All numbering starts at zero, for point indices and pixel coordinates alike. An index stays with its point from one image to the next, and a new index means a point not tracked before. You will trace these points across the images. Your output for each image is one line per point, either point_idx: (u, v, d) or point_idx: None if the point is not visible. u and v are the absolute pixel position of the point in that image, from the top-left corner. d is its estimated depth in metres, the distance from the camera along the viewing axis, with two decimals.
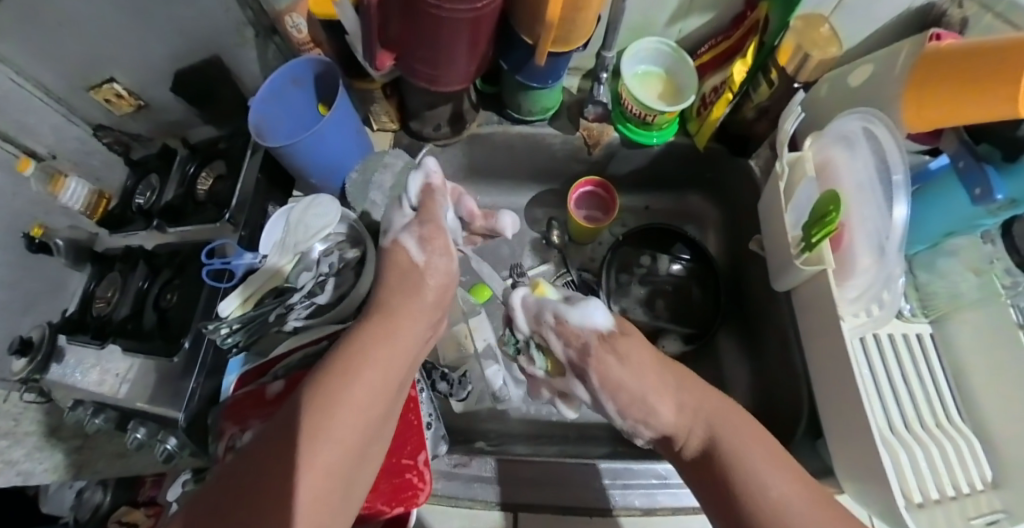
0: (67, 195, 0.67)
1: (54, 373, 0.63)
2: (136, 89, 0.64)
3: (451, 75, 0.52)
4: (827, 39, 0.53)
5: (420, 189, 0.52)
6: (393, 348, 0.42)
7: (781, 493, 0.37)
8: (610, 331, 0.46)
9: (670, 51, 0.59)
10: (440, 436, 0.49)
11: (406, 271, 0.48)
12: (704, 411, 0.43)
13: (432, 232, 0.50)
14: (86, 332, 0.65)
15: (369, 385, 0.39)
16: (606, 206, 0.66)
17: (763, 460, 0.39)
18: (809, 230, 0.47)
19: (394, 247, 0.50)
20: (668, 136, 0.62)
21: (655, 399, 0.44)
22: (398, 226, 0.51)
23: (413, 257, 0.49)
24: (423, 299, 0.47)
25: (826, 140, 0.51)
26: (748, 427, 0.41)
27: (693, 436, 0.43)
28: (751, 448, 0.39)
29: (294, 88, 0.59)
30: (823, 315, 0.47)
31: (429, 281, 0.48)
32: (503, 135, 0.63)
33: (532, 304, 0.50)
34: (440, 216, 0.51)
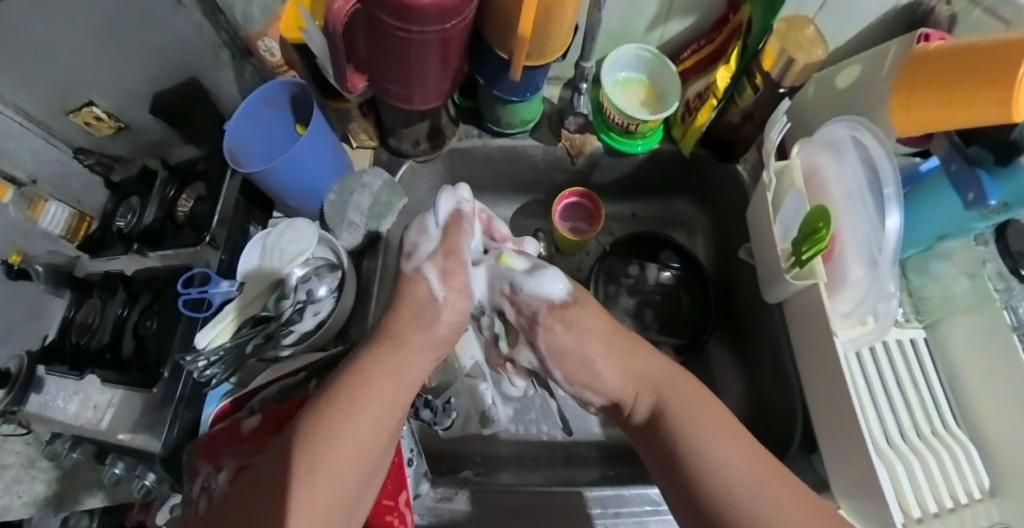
0: (46, 219, 0.64)
1: (32, 405, 0.61)
2: (117, 111, 0.62)
3: (424, 93, 0.51)
4: (811, 41, 0.51)
5: (449, 213, 0.48)
6: (396, 381, 0.40)
7: (730, 463, 0.35)
8: (561, 300, 0.45)
9: (651, 57, 0.58)
10: (422, 474, 0.47)
11: (422, 306, 0.44)
12: (649, 377, 0.42)
13: (454, 268, 0.46)
14: (65, 362, 0.62)
15: (369, 418, 0.37)
16: (591, 216, 0.64)
17: (714, 428, 0.37)
18: (799, 246, 0.46)
19: (414, 276, 0.45)
20: (652, 143, 0.60)
21: (600, 362, 0.43)
22: (421, 252, 0.46)
23: (431, 290, 0.45)
24: (433, 336, 0.44)
25: (814, 146, 0.50)
26: (705, 402, 0.39)
27: (641, 398, 0.42)
28: (697, 414, 0.38)
29: (269, 111, 0.57)
30: (816, 330, 0.46)
31: (441, 320, 0.44)
32: (484, 148, 0.62)
33: (494, 273, 0.48)
34: (463, 247, 0.47)
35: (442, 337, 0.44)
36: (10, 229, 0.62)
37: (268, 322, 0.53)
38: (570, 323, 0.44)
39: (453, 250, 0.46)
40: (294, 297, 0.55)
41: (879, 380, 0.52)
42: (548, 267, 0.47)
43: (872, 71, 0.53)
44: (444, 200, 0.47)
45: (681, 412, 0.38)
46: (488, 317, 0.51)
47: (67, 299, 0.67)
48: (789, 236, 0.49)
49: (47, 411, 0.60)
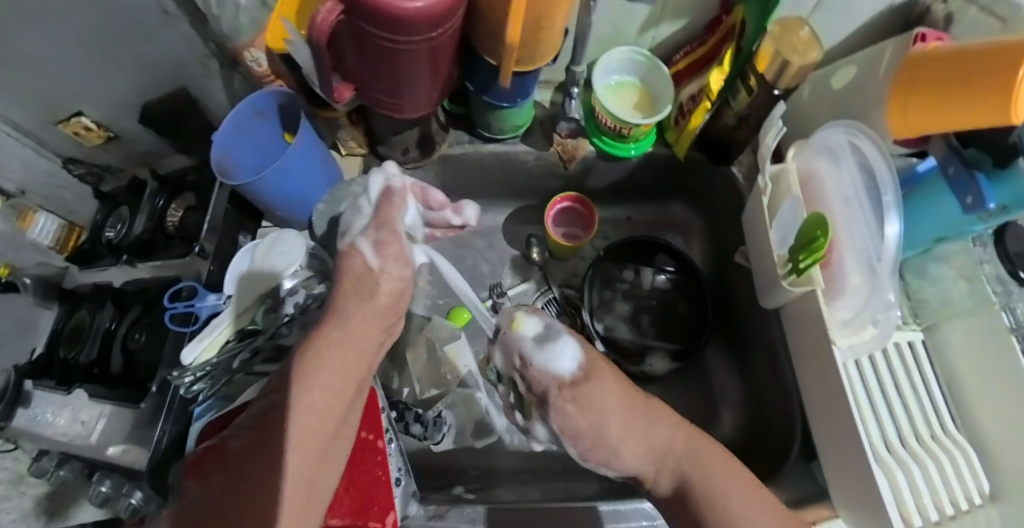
0: (36, 230, 0.63)
1: (19, 421, 0.57)
2: (108, 121, 0.61)
3: (413, 102, 0.50)
4: (806, 43, 0.50)
5: (380, 190, 0.50)
6: (345, 351, 0.42)
7: (749, 521, 0.39)
8: (572, 377, 0.44)
9: (643, 61, 0.57)
10: (410, 494, 0.47)
11: (360, 277, 0.46)
12: (674, 452, 0.43)
13: (388, 239, 0.48)
14: (53, 377, 0.61)
15: (335, 373, 0.41)
16: (585, 222, 0.63)
17: (743, 498, 0.40)
18: (797, 254, 0.44)
19: (348, 251, 0.47)
20: (646, 147, 0.59)
21: (617, 447, 0.43)
22: (356, 229, 0.49)
23: (368, 262, 0.47)
24: (377, 304, 0.46)
25: (812, 151, 0.50)
26: (723, 462, 0.42)
27: (663, 474, 0.43)
28: (728, 486, 0.40)
29: (257, 120, 0.57)
30: (812, 339, 0.46)
31: (382, 287, 0.47)
32: (475, 155, 0.61)
33: (509, 339, 0.46)
34: (397, 220, 0.49)
35: (387, 308, 0.47)
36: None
37: (254, 336, 0.52)
38: (586, 403, 0.43)
39: (384, 226, 0.48)
40: (282, 311, 0.54)
41: (876, 385, 0.51)
42: (562, 332, 0.45)
43: (869, 71, 0.52)
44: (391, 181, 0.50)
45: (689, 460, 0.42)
46: (504, 382, 0.50)
47: (58, 311, 0.66)
48: (786, 242, 0.48)
49: (36, 427, 0.57)
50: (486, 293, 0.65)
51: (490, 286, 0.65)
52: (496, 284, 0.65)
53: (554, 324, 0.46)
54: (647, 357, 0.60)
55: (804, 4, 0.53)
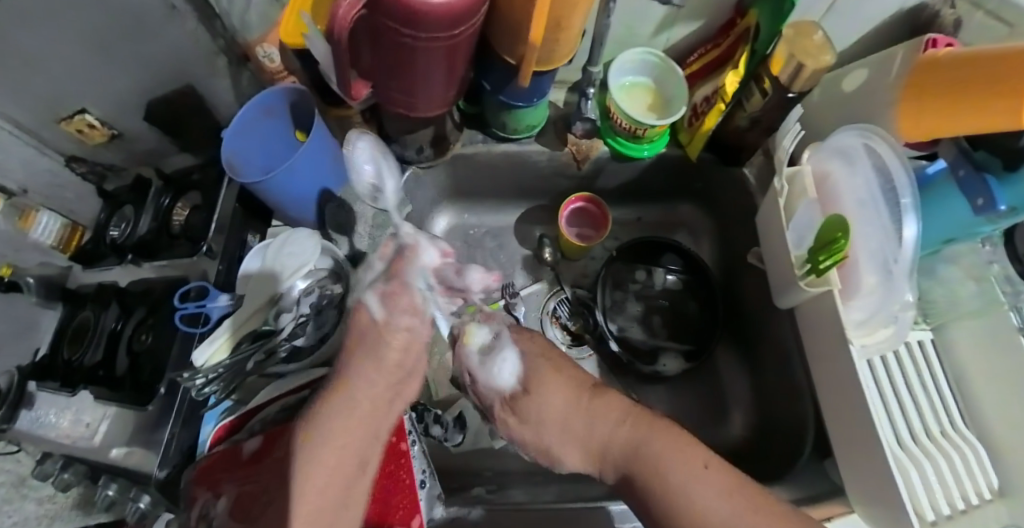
0: (38, 230, 0.62)
1: (23, 422, 0.58)
2: (111, 119, 0.59)
3: (429, 100, 0.49)
4: (819, 47, 0.50)
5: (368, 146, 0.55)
6: (354, 405, 0.39)
7: (700, 502, 0.35)
8: (512, 390, 0.46)
9: (657, 61, 0.58)
10: (435, 497, 0.47)
11: (363, 334, 0.41)
12: (611, 452, 0.41)
13: (397, 291, 0.42)
14: (56, 379, 0.60)
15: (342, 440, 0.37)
16: (597, 222, 0.63)
17: (682, 470, 0.37)
18: (816, 255, 0.45)
19: (355, 308, 0.43)
20: (659, 148, 0.60)
21: (558, 449, 0.44)
22: (365, 283, 0.44)
23: (373, 315, 0.42)
24: (383, 362, 0.41)
25: (825, 152, 0.50)
26: (672, 440, 0.39)
27: (605, 471, 0.42)
28: (667, 460, 0.37)
29: (268, 118, 0.56)
30: (827, 339, 0.46)
31: (389, 343, 0.42)
32: (488, 154, 0.61)
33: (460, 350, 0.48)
34: (411, 266, 0.43)
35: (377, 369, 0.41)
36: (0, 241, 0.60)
37: (269, 337, 0.51)
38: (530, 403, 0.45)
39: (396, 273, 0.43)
40: (296, 311, 0.54)
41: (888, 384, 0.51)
42: (507, 345, 0.48)
43: (880, 74, 0.53)
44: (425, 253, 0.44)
45: (629, 433, 0.40)
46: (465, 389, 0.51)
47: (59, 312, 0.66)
48: (803, 244, 0.49)
49: (38, 428, 0.57)
50: None
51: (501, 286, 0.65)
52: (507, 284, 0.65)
53: (505, 333, 0.49)
54: (659, 357, 0.60)
55: (816, 7, 0.54)
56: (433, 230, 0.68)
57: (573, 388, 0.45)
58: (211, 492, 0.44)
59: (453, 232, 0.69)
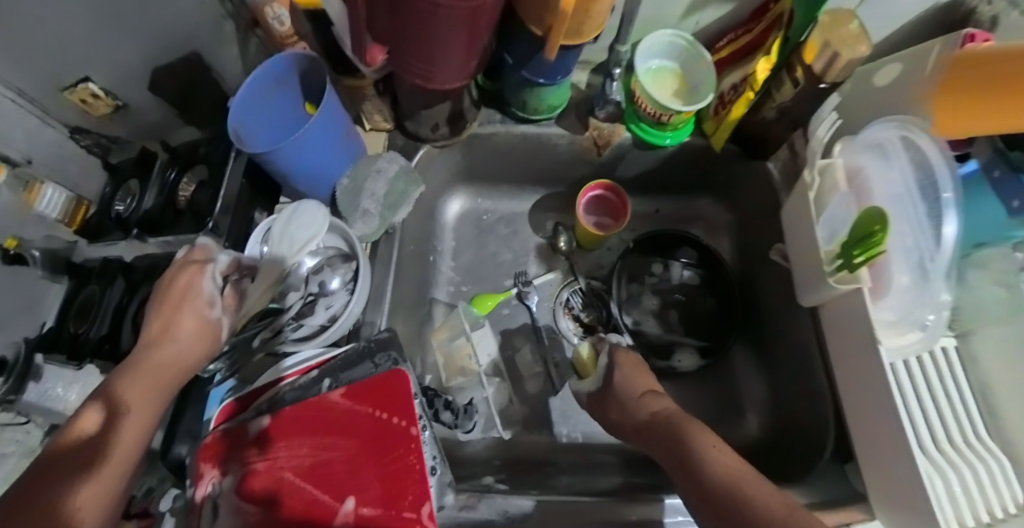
0: (43, 204, 0.58)
1: (30, 395, 0.54)
2: (114, 88, 0.56)
3: (446, 71, 0.48)
4: (856, 36, 0.48)
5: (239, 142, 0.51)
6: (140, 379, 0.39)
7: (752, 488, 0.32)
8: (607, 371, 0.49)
9: (685, 45, 0.56)
10: (447, 485, 0.44)
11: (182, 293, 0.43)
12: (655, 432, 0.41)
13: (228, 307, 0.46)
14: (63, 352, 0.57)
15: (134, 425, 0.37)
16: (616, 212, 0.61)
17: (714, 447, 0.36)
18: (850, 251, 0.42)
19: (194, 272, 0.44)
20: (682, 136, 0.58)
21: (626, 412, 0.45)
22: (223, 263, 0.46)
23: (203, 286, 0.44)
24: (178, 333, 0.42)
25: (857, 146, 0.48)
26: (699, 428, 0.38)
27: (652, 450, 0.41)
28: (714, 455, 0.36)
29: (276, 89, 0.54)
30: (853, 339, 0.44)
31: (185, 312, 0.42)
32: (505, 136, 0.59)
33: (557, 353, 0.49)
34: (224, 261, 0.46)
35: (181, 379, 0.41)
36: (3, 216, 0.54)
37: (276, 315, 0.51)
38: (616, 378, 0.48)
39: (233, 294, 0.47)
40: (306, 289, 0.53)
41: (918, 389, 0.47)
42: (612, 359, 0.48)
43: (914, 67, 0.50)
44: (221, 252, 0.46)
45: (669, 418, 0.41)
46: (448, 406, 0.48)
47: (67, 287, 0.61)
48: (833, 238, 0.47)
49: (48, 402, 0.54)
50: (509, 280, 0.64)
51: (514, 274, 0.64)
52: (520, 272, 0.64)
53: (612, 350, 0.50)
54: (675, 354, 0.58)
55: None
56: (445, 214, 0.66)
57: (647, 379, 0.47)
58: (219, 471, 0.44)
59: (466, 217, 0.67)
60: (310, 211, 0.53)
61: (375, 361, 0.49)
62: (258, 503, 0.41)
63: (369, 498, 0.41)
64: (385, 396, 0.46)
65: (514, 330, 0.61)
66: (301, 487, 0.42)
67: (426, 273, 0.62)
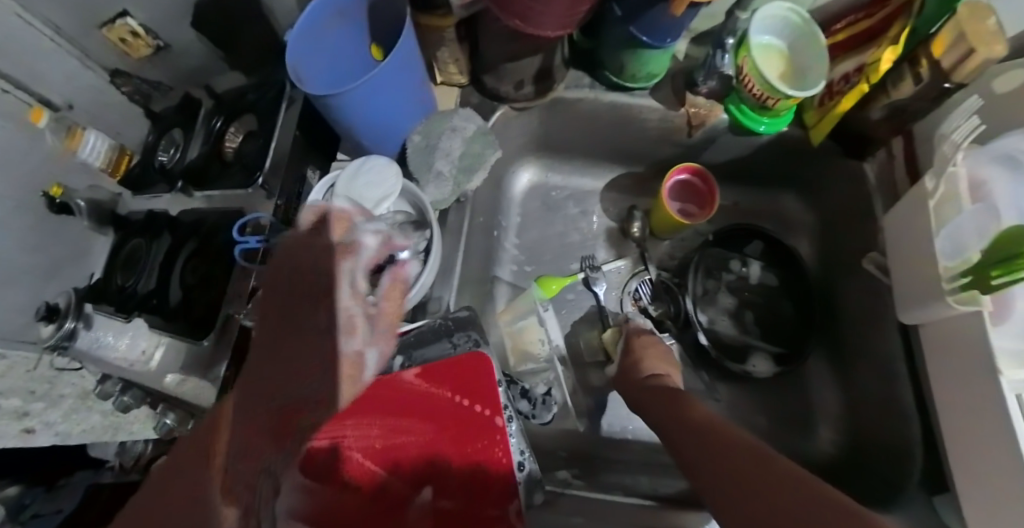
0: (86, 151, 0.55)
1: (83, 343, 0.48)
2: (154, 25, 0.53)
3: (546, 13, 0.42)
4: (992, 34, 0.42)
5: (296, 80, 0.47)
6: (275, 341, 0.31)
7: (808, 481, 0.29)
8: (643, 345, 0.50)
9: (798, 22, 0.52)
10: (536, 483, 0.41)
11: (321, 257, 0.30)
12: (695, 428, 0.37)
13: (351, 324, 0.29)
14: (112, 304, 0.53)
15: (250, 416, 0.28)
16: (703, 200, 0.56)
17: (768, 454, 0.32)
18: (975, 269, 0.39)
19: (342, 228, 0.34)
20: (780, 125, 0.53)
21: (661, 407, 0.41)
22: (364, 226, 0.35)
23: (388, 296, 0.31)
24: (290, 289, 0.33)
25: (986, 156, 0.45)
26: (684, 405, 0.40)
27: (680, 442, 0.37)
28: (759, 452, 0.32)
29: (339, 22, 0.50)
30: (964, 363, 0.42)
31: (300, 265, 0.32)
32: (593, 102, 0.54)
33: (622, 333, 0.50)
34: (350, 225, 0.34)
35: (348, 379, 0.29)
36: (42, 160, 0.51)
37: None
38: (635, 366, 0.47)
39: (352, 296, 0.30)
40: None
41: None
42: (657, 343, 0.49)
43: None
44: (365, 232, 0.33)
45: (668, 391, 0.42)
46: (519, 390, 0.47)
47: (114, 238, 0.58)
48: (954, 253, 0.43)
49: (97, 351, 0.48)
50: (575, 264, 0.61)
51: (581, 258, 0.60)
52: (588, 256, 0.60)
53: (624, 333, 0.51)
54: (749, 357, 0.55)
55: None
56: (514, 187, 0.62)
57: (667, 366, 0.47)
58: None
59: (535, 192, 0.63)
60: (378, 169, 0.50)
61: (452, 340, 0.45)
62: (323, 481, 0.39)
63: (449, 491, 0.39)
64: (468, 383, 0.43)
65: (578, 315, 0.59)
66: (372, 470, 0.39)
67: (491, 249, 0.59)
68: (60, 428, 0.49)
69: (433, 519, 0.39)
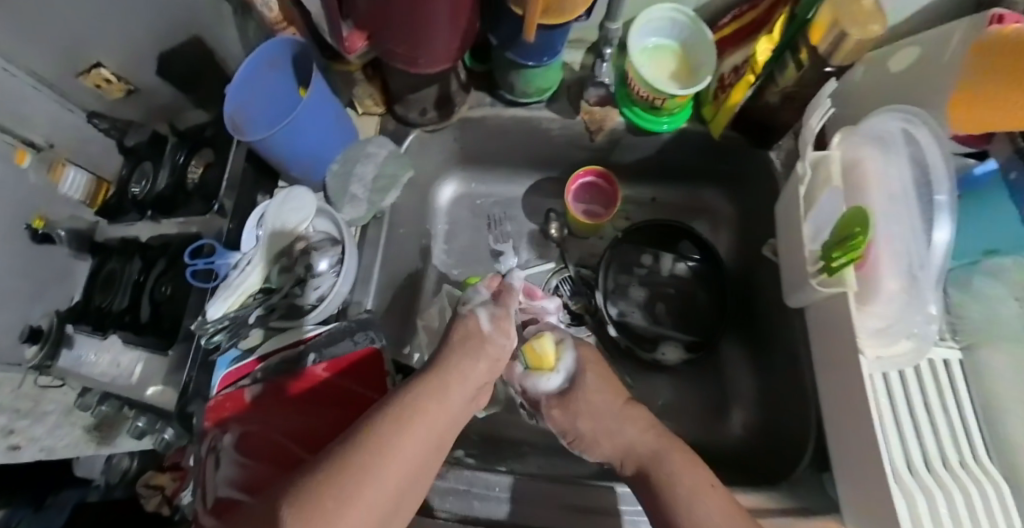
0: (67, 184, 0.64)
1: (64, 360, 0.61)
2: (126, 72, 0.60)
3: (431, 54, 0.48)
4: (871, 14, 0.42)
5: (230, 124, 0.51)
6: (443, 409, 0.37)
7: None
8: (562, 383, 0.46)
9: (687, 21, 0.52)
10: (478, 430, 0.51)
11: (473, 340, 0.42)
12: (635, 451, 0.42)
13: (504, 313, 0.44)
14: (89, 322, 0.63)
15: (417, 443, 0.34)
16: (608, 199, 0.61)
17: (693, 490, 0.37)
18: (831, 251, 0.41)
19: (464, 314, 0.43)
20: (680, 121, 0.56)
21: (591, 436, 0.44)
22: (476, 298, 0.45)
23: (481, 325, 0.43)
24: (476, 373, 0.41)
25: (858, 138, 0.44)
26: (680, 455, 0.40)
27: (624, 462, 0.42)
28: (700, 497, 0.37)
29: (271, 72, 0.54)
30: (836, 345, 0.42)
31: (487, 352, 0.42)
32: (497, 119, 0.59)
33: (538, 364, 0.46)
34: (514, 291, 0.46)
35: (496, 350, 0.43)
36: (31, 195, 0.60)
37: (269, 295, 0.53)
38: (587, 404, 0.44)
39: (506, 301, 0.44)
40: (296, 271, 0.54)
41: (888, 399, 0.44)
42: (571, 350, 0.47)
43: (938, 53, 0.41)
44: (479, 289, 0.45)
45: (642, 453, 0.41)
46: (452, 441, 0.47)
47: (91, 263, 0.66)
48: (820, 237, 0.44)
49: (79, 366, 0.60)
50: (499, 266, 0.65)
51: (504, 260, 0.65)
52: (511, 258, 0.65)
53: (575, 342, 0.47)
54: (659, 346, 0.58)
55: None
56: (440, 199, 0.67)
57: (613, 389, 0.45)
58: (220, 430, 0.50)
59: (461, 201, 0.68)
60: (297, 196, 0.55)
61: (354, 338, 0.53)
62: (254, 458, 0.48)
63: None
64: (362, 369, 0.54)
65: None
66: (289, 446, 0.49)
67: (418, 256, 0.64)
68: (44, 442, 0.60)
69: None
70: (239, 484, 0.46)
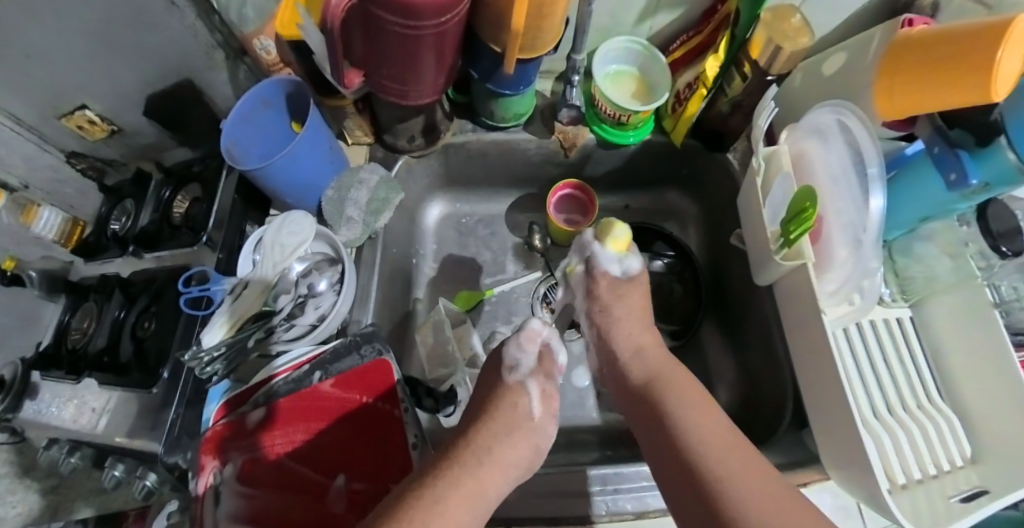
0: (40, 224, 0.62)
1: (27, 412, 0.58)
2: (110, 115, 0.61)
3: (419, 89, 0.52)
4: (797, 30, 0.51)
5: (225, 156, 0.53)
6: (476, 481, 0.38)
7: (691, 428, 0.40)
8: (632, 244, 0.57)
9: (641, 49, 0.60)
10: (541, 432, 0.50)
11: (519, 418, 0.44)
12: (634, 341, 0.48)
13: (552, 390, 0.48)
14: (61, 368, 0.60)
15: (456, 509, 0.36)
16: (586, 208, 0.66)
17: (678, 396, 0.42)
18: (787, 227, 0.47)
19: (516, 388, 0.46)
20: (644, 134, 0.63)
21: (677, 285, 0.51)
22: (523, 367, 0.48)
23: (532, 411, 0.45)
24: (513, 456, 0.42)
25: (801, 132, 0.51)
26: (688, 387, 0.43)
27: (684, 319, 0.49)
28: (685, 400, 0.42)
29: (264, 110, 0.57)
30: (803, 313, 0.48)
31: (531, 435, 0.44)
32: (478, 143, 0.64)
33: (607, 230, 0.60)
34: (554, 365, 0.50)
35: (540, 433, 0.45)
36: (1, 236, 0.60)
37: (270, 317, 0.53)
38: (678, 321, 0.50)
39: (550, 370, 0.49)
40: (296, 291, 0.56)
41: (852, 356, 0.50)
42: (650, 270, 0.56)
43: (858, 57, 0.51)
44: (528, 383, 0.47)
45: (649, 378, 0.45)
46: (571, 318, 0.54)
47: (61, 305, 0.65)
48: (776, 219, 0.51)
49: (43, 418, 0.57)
50: (489, 279, 0.69)
51: (493, 272, 0.69)
52: (499, 269, 0.69)
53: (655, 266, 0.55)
54: None
55: None
56: (427, 219, 0.71)
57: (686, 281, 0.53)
58: (219, 461, 0.48)
59: (447, 220, 0.72)
60: (290, 226, 0.56)
61: (361, 352, 0.54)
62: (260, 487, 0.47)
63: (358, 475, 0.49)
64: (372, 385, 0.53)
65: (495, 324, 0.67)
66: (300, 470, 0.49)
67: (408, 275, 0.67)
68: None
69: (348, 497, 0.48)
70: (247, 516, 0.46)
